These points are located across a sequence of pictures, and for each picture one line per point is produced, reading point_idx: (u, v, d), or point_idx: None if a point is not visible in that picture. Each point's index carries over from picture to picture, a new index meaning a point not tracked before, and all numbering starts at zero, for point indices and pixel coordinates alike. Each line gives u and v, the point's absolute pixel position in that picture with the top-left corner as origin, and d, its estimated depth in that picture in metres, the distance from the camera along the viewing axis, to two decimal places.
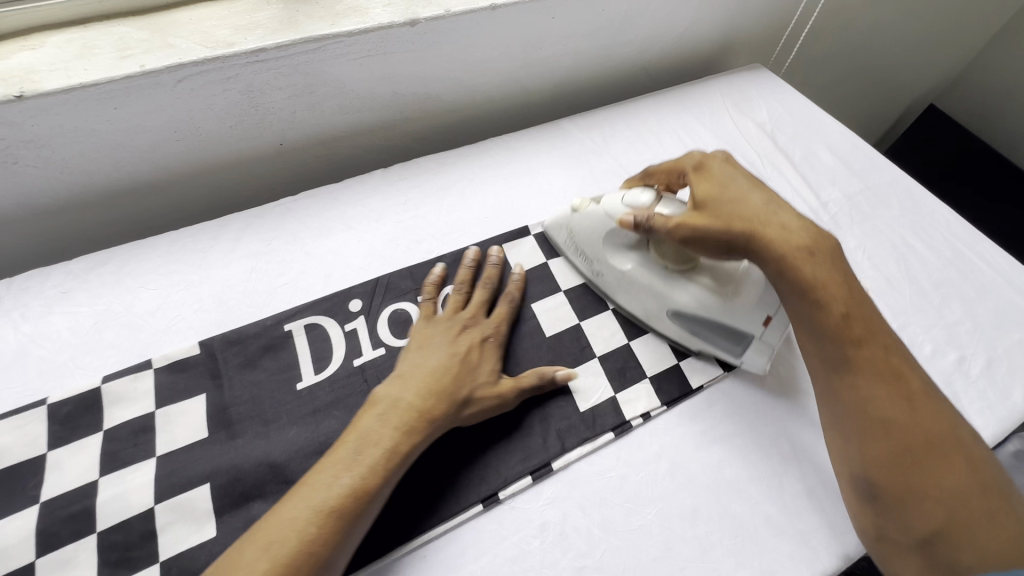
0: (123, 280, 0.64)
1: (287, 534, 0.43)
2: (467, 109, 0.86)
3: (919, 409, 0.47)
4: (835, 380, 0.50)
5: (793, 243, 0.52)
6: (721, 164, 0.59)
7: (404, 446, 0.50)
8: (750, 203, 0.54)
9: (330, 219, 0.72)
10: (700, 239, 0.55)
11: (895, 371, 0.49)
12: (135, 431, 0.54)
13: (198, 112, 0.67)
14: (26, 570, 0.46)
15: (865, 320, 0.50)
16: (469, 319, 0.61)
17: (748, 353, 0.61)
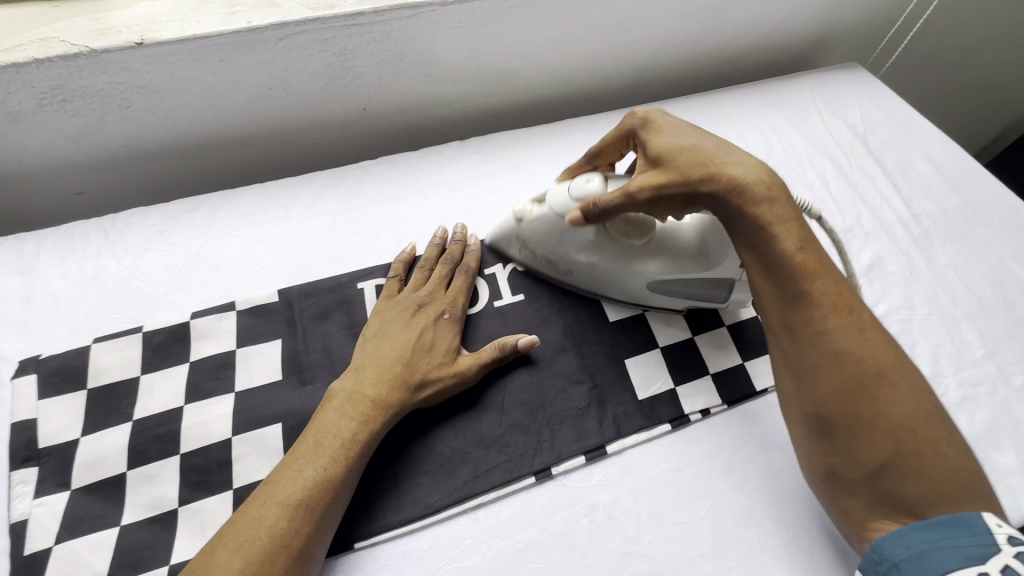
0: (213, 225, 0.68)
1: (293, 478, 0.47)
2: (547, 88, 0.86)
3: (869, 342, 0.46)
4: (790, 317, 0.48)
5: (752, 179, 0.49)
6: (669, 117, 0.55)
7: (363, 434, 0.50)
8: (704, 151, 0.50)
9: (406, 186, 0.74)
10: (663, 195, 0.51)
11: (847, 306, 0.47)
12: (217, 366, 0.57)
13: (294, 71, 0.69)
14: (118, 478, 0.51)
15: (820, 255, 0.48)
16: (427, 296, 0.60)
17: (736, 296, 0.61)
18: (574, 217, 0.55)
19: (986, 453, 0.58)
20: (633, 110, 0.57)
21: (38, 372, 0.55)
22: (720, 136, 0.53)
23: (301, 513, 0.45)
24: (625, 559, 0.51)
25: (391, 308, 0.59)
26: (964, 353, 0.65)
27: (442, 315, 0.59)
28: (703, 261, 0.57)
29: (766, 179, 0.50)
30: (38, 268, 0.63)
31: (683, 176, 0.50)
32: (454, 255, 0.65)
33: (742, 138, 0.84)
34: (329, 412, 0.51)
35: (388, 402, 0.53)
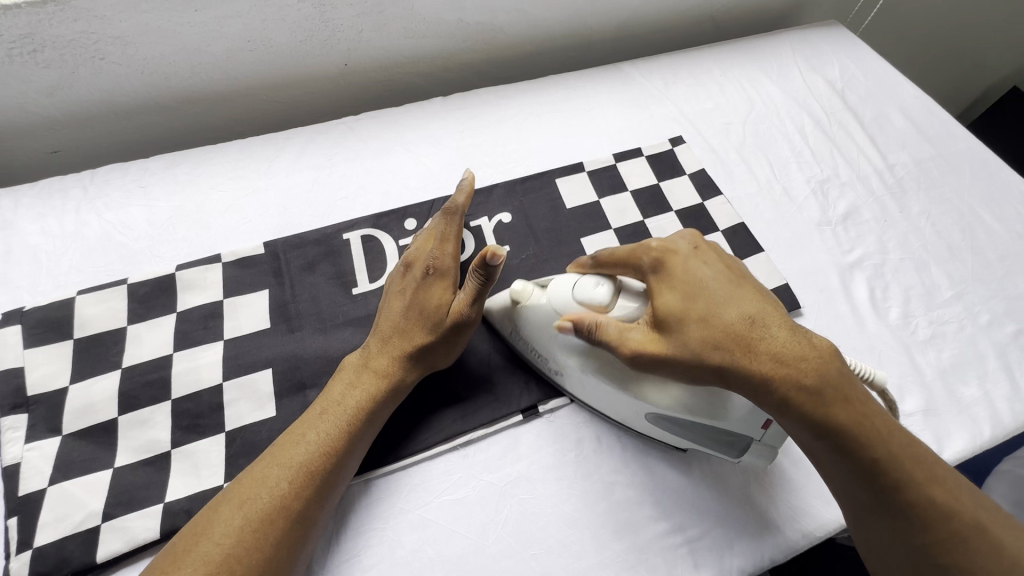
0: (195, 180, 0.67)
1: (298, 443, 0.48)
2: (529, 43, 0.85)
3: (976, 547, 0.40)
4: (871, 523, 0.43)
5: (797, 377, 0.42)
6: (691, 259, 0.48)
7: (366, 405, 0.51)
8: (723, 322, 0.45)
9: (390, 140, 0.73)
10: (667, 366, 0.45)
11: (942, 512, 0.41)
12: (205, 315, 0.58)
13: (272, 23, 0.68)
14: (110, 424, 0.51)
15: (891, 457, 0.41)
16: (413, 255, 0.57)
17: (747, 456, 0.51)
18: (565, 327, 0.48)
19: (952, 385, 0.61)
20: (649, 242, 0.50)
21: (22, 323, 0.55)
22: (753, 296, 0.46)
23: (303, 475, 0.46)
24: (610, 489, 0.53)
25: (391, 272, 0.59)
26: (933, 295, 0.68)
27: (427, 268, 0.55)
28: (720, 410, 0.47)
29: (810, 369, 0.42)
30: (15, 223, 0.62)
31: (695, 357, 0.44)
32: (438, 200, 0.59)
33: (724, 93, 0.85)
34: (337, 382, 0.52)
35: (386, 372, 0.53)
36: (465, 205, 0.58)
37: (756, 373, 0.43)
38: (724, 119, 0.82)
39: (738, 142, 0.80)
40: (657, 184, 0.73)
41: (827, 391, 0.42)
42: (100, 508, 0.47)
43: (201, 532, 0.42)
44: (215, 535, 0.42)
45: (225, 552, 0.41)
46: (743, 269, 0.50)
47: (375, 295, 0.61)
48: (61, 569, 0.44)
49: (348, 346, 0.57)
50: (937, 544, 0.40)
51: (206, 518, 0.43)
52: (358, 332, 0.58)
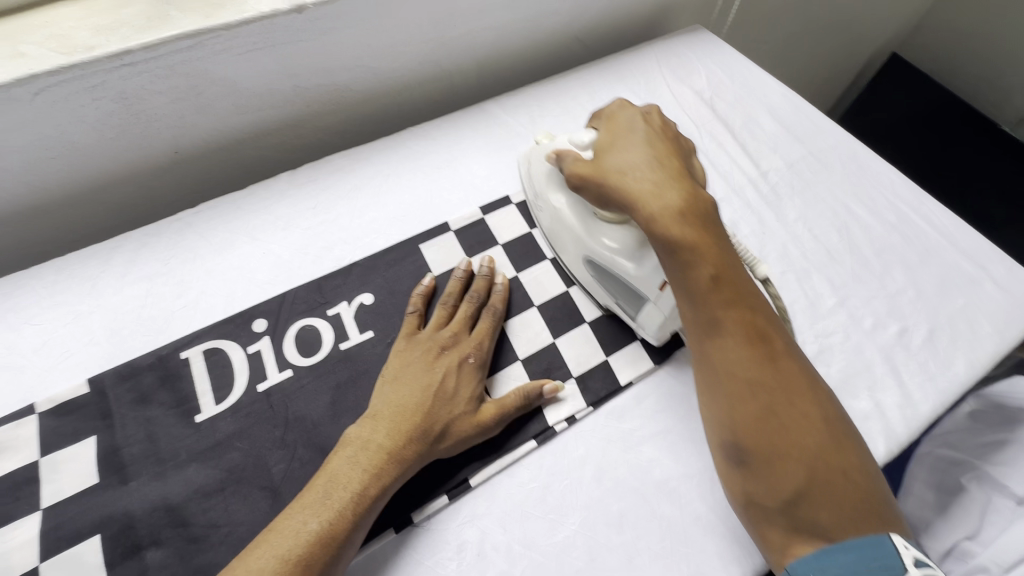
0: (4, 317, 0.59)
1: (294, 532, 0.45)
2: (384, 97, 0.80)
3: (782, 370, 0.48)
4: (707, 344, 0.49)
5: (666, 200, 0.50)
6: (629, 124, 0.59)
7: (319, 559, 0.44)
8: (631, 161, 0.54)
9: (233, 231, 0.67)
10: (587, 188, 0.57)
11: (766, 342, 0.48)
12: (17, 483, 0.50)
13: (71, 127, 0.61)
14: None
15: (733, 285, 0.49)
16: (451, 337, 0.57)
17: (642, 315, 0.58)
18: (552, 157, 0.62)
19: (843, 401, 0.60)
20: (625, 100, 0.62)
21: None
22: (664, 151, 0.56)
23: (301, 567, 0.43)
24: None
25: (421, 344, 0.57)
26: (817, 304, 0.67)
27: (466, 358, 0.56)
28: (635, 252, 0.56)
29: (678, 201, 0.50)
30: None
31: (603, 177, 0.55)
32: (479, 290, 0.61)
33: None
34: (341, 458, 0.50)
35: (405, 456, 0.50)
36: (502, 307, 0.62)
37: (632, 191, 0.52)
38: None
39: None
40: (529, 233, 0.70)
41: (689, 216, 0.50)
42: None
43: None
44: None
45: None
46: (679, 138, 0.60)
47: (222, 419, 0.55)
48: None
49: (191, 488, 0.51)
50: (759, 367, 0.47)
51: None
52: (203, 467, 0.52)
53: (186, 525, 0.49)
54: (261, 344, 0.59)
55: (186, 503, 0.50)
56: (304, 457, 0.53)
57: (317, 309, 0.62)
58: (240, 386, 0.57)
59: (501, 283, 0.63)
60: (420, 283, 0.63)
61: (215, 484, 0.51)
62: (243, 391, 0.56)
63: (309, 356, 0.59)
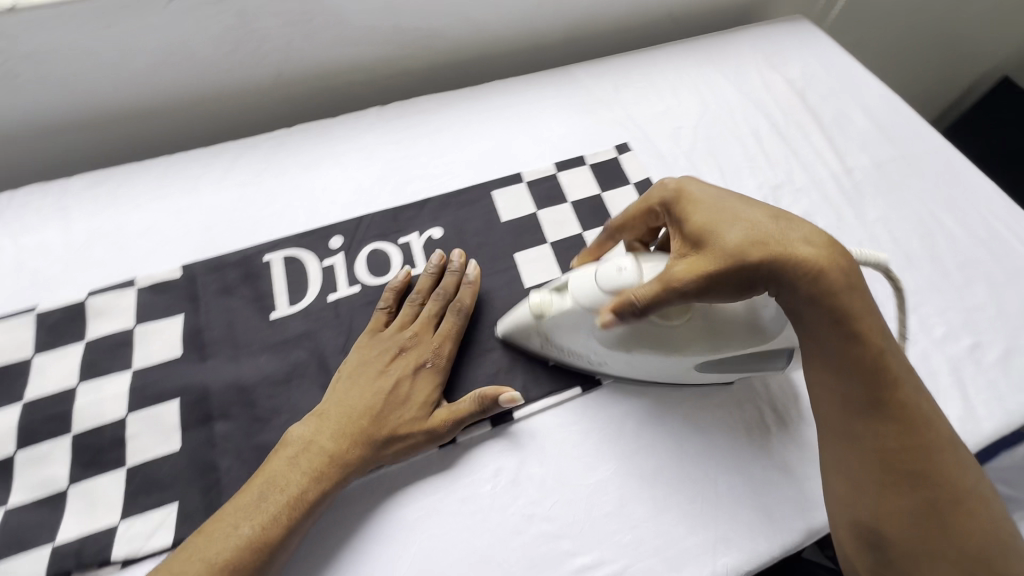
0: (116, 201, 0.65)
1: (220, 538, 0.44)
2: (474, 49, 0.82)
3: (945, 464, 0.42)
4: (856, 423, 0.44)
5: (827, 258, 0.42)
6: (703, 185, 0.48)
7: (257, 552, 0.44)
8: (754, 219, 0.44)
9: (321, 154, 0.71)
10: (711, 287, 0.43)
11: (922, 422, 0.43)
12: (113, 344, 0.56)
13: (193, 36, 0.66)
14: (7, 461, 0.49)
15: (894, 359, 0.43)
16: (410, 337, 0.55)
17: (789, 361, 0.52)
18: (607, 320, 0.45)
19: None
20: (661, 181, 0.50)
21: None
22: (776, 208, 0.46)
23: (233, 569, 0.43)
24: (527, 522, 0.50)
25: (380, 343, 0.56)
26: (887, 307, 0.65)
27: (423, 362, 0.54)
28: (756, 335, 0.47)
29: (833, 251, 0.43)
30: None
31: (738, 261, 0.42)
32: (446, 288, 0.59)
33: (676, 95, 0.81)
34: (282, 457, 0.49)
35: (349, 463, 0.49)
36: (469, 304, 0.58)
37: (787, 249, 0.42)
38: (674, 122, 0.78)
39: (688, 146, 0.76)
40: (599, 195, 0.70)
41: (853, 280, 0.43)
42: None
43: None
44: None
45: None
46: None
47: (293, 319, 0.59)
48: None
49: (261, 374, 0.55)
50: (919, 451, 0.42)
51: None
52: (272, 359, 0.56)
53: (252, 405, 0.54)
54: (335, 259, 0.63)
55: (254, 386, 0.55)
56: None
57: (389, 235, 0.65)
58: (313, 293, 0.60)
59: (470, 275, 0.60)
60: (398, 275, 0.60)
61: (281, 375, 0.56)
62: (315, 298, 0.60)
63: (377, 278, 0.62)
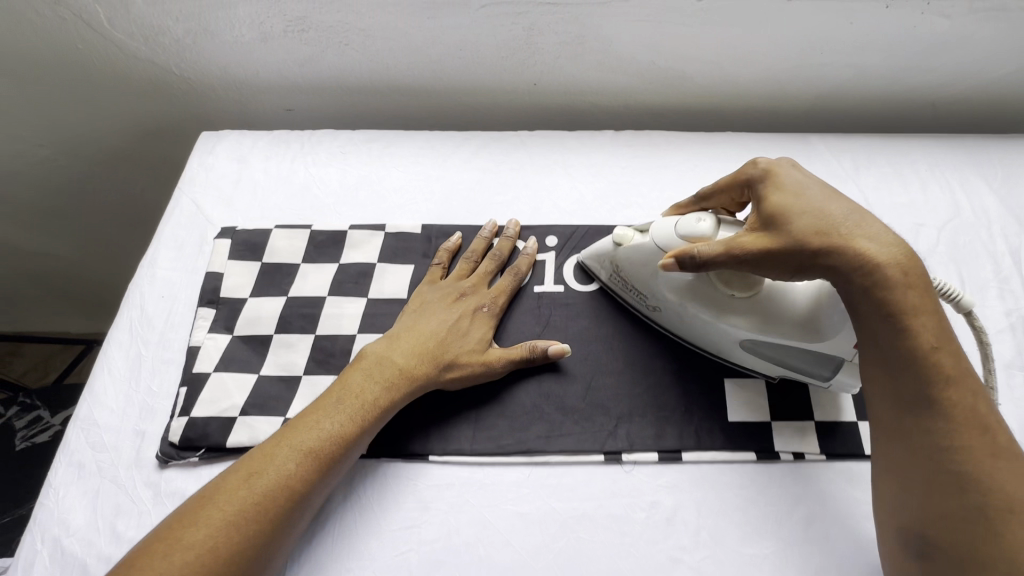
0: (384, 158, 0.77)
1: (309, 428, 0.49)
2: (715, 99, 0.84)
3: (1002, 468, 0.41)
4: (907, 420, 0.44)
5: (889, 258, 0.45)
6: (792, 169, 0.52)
7: (336, 453, 0.49)
8: (828, 214, 0.47)
9: (553, 161, 0.78)
10: (768, 259, 0.48)
11: (982, 424, 0.43)
12: (358, 273, 0.66)
13: (485, 38, 0.76)
14: (267, 338, 0.61)
15: (954, 359, 0.44)
16: (468, 287, 0.62)
17: (839, 376, 0.54)
18: (666, 263, 0.51)
19: None
20: (756, 159, 0.54)
21: (231, 239, 0.67)
22: (851, 204, 0.49)
23: (314, 461, 0.48)
24: (673, 565, 0.50)
25: (438, 290, 0.62)
26: None
27: (480, 308, 0.61)
28: (812, 332, 0.51)
29: (899, 254, 0.45)
30: (249, 160, 0.77)
31: (797, 243, 0.47)
32: (501, 250, 0.66)
33: (923, 191, 0.75)
34: (357, 372, 0.54)
35: (417, 376, 0.55)
36: (526, 269, 0.65)
37: (852, 245, 0.46)
38: (915, 219, 0.73)
39: (927, 247, 0.70)
40: None
41: (904, 276, 0.45)
42: (241, 403, 0.56)
43: (217, 497, 0.45)
44: (218, 505, 0.44)
45: (198, 557, 0.41)
46: None
47: None
48: (201, 441, 0.54)
49: None
50: (969, 452, 0.42)
51: (217, 488, 0.45)
52: None
53: None
54: (547, 256, 0.68)
55: None
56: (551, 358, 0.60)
57: None
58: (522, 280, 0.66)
59: (530, 248, 0.66)
60: (448, 240, 0.67)
61: None
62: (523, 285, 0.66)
63: (580, 285, 0.66)
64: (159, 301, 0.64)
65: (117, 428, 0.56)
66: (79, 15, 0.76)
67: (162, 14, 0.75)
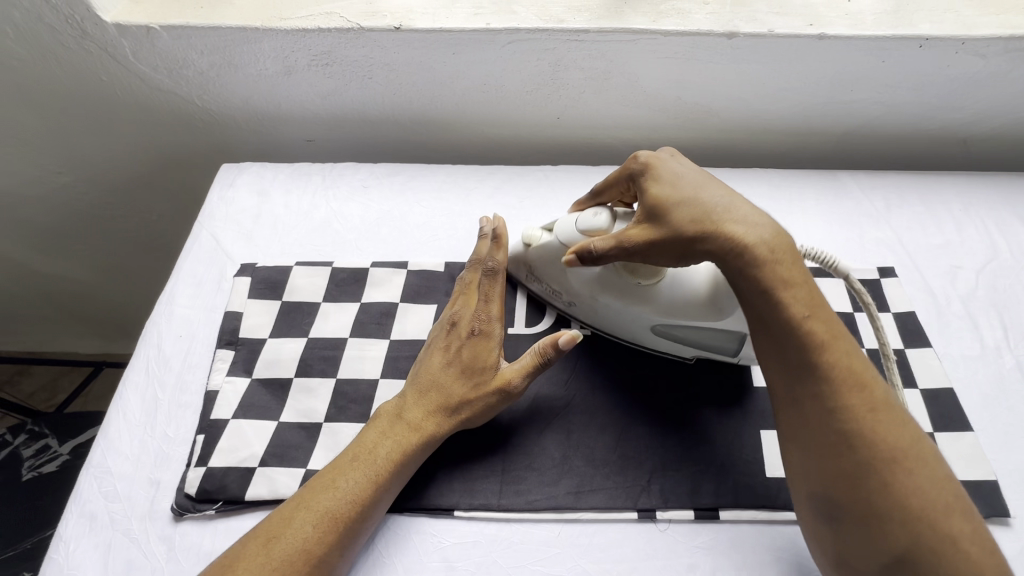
0: (406, 193, 0.76)
1: (327, 488, 0.48)
2: (741, 133, 0.82)
3: (882, 420, 0.41)
4: (798, 391, 0.44)
5: (758, 236, 0.46)
6: (670, 161, 0.53)
7: (355, 514, 0.48)
8: (699, 204, 0.48)
9: (578, 197, 0.76)
10: (654, 251, 0.49)
11: (860, 382, 0.43)
12: (380, 312, 0.64)
13: (510, 73, 0.75)
14: (286, 382, 0.59)
15: (829, 324, 0.44)
16: (456, 312, 0.58)
17: (744, 350, 0.57)
18: (568, 260, 0.53)
19: None
20: (637, 154, 0.55)
21: (251, 277, 0.66)
22: (726, 190, 0.50)
23: (335, 526, 0.46)
24: None
25: (438, 326, 0.59)
26: None
27: (473, 331, 0.56)
28: (712, 311, 0.52)
29: (772, 234, 0.46)
30: (269, 193, 0.76)
31: (676, 233, 0.48)
32: (490, 257, 0.60)
33: (959, 231, 0.73)
34: (371, 428, 0.53)
35: (430, 430, 0.53)
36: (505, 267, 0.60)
37: (722, 230, 0.46)
38: (952, 261, 0.71)
39: (966, 290, 0.68)
40: (855, 314, 0.65)
41: (770, 248, 0.45)
42: (259, 453, 0.54)
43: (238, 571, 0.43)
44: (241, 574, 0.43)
45: None
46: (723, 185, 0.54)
47: (526, 340, 0.63)
48: (219, 492, 0.52)
49: None
50: (855, 413, 0.42)
51: (236, 563, 0.44)
52: None
53: None
54: None
55: None
56: (580, 408, 0.58)
57: None
58: (549, 323, 0.65)
59: (498, 233, 0.61)
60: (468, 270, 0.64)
61: None
62: (550, 327, 0.64)
63: None
64: (176, 340, 0.62)
65: (131, 476, 0.54)
66: (104, 48, 0.76)
67: (186, 47, 0.74)
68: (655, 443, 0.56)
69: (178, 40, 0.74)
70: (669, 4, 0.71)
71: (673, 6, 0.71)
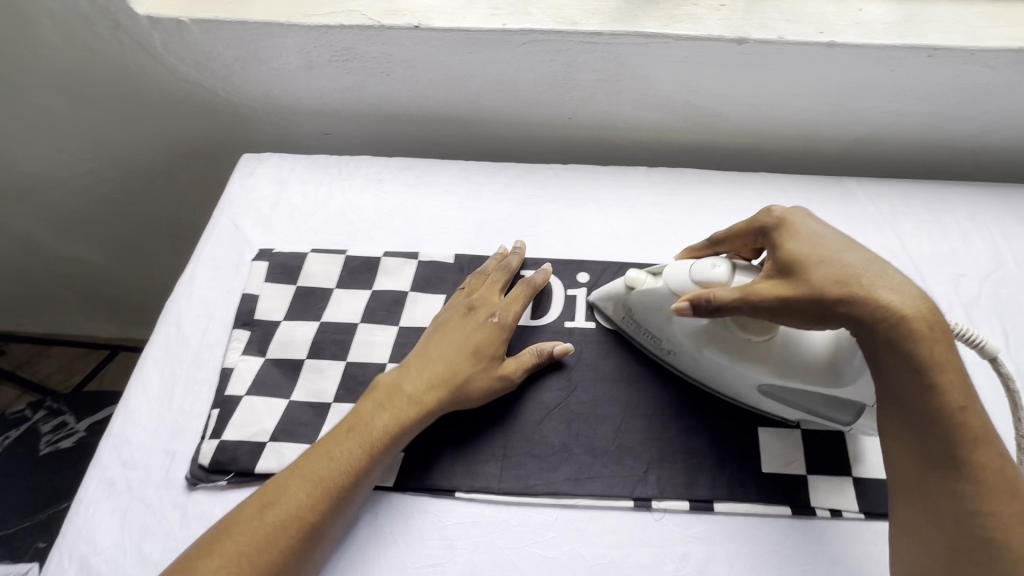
0: (419, 186, 0.78)
1: (323, 459, 0.50)
2: (749, 138, 0.84)
3: (1019, 526, 0.43)
4: (935, 479, 0.44)
5: (909, 312, 0.44)
6: (809, 218, 0.50)
7: (349, 486, 0.49)
8: (845, 266, 0.46)
9: (586, 195, 0.78)
10: (784, 308, 0.47)
11: (1003, 482, 0.44)
12: (390, 300, 0.66)
13: (523, 73, 0.77)
14: (298, 363, 0.61)
15: (981, 421, 0.44)
16: (478, 299, 0.62)
17: (860, 422, 0.53)
18: (681, 307, 0.49)
19: None
20: (769, 207, 0.53)
21: (268, 262, 0.69)
22: (867, 252, 0.47)
23: (329, 495, 0.48)
24: None
25: (450, 308, 0.62)
26: None
27: (490, 317, 0.60)
28: (835, 377, 0.50)
29: (921, 305, 0.44)
30: (288, 183, 0.78)
31: (817, 295, 0.45)
32: (510, 261, 0.66)
33: (964, 240, 0.74)
34: (369, 399, 0.55)
35: (428, 405, 0.55)
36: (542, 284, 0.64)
37: (868, 299, 0.44)
38: (956, 269, 0.71)
39: (970, 298, 0.69)
40: None
41: (935, 332, 0.44)
42: (270, 429, 0.56)
43: (232, 538, 0.46)
44: (236, 537, 0.46)
45: None
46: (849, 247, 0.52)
47: (530, 331, 0.65)
48: (231, 465, 0.54)
49: None
50: (990, 512, 0.43)
51: (232, 528, 0.46)
52: None
53: None
54: (578, 291, 0.68)
55: None
56: (580, 398, 0.60)
57: None
58: (553, 315, 0.66)
59: (518, 246, 0.69)
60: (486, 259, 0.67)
61: None
62: (554, 320, 0.65)
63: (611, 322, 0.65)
64: (195, 319, 0.65)
65: (148, 446, 0.56)
66: (136, 40, 0.79)
67: (214, 41, 0.78)
68: (652, 435, 0.57)
69: (207, 34, 0.77)
70: (681, 9, 0.73)
71: (685, 11, 0.73)
